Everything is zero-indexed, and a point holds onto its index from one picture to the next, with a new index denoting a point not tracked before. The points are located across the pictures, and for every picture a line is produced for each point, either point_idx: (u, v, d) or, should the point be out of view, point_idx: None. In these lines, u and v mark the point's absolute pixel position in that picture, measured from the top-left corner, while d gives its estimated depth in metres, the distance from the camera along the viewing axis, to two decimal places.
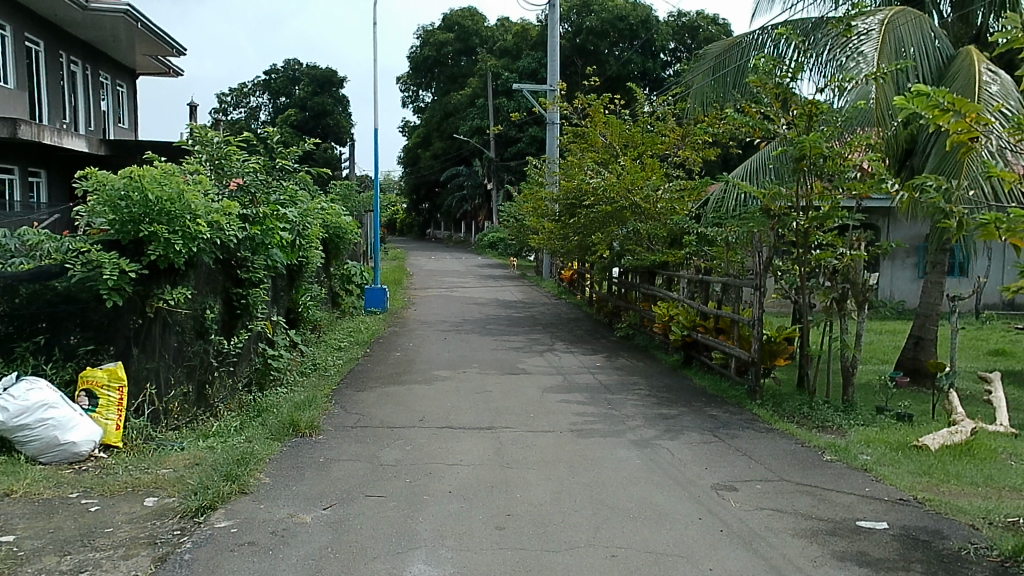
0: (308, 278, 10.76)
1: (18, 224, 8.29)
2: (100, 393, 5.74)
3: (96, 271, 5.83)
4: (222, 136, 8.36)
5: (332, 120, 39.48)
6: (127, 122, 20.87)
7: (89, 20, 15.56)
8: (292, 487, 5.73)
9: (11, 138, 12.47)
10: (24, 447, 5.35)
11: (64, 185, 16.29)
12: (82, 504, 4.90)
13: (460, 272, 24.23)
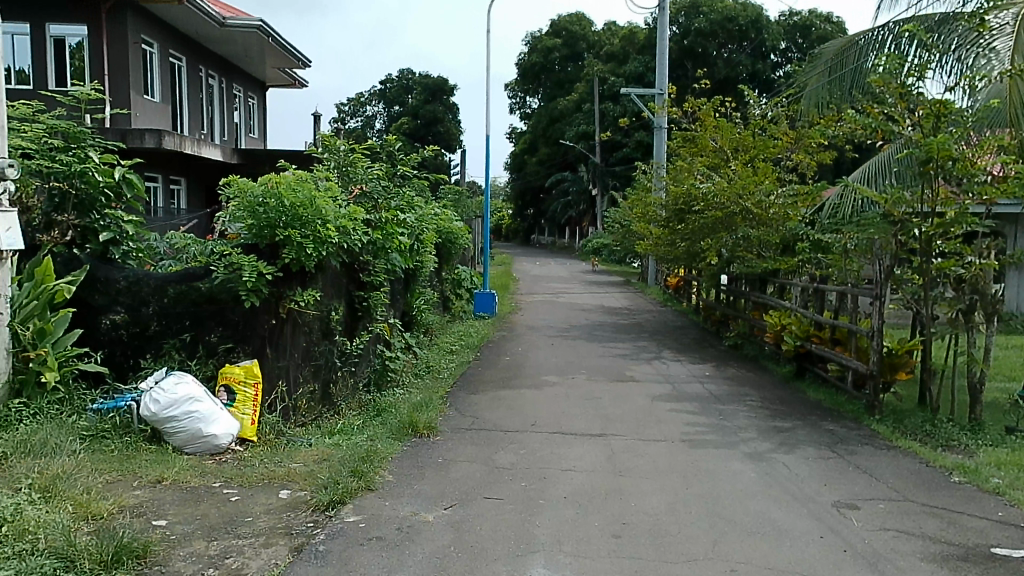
0: (422, 282, 10.98)
1: (165, 229, 8.89)
2: (238, 389, 6.04)
3: (236, 272, 6.13)
4: (348, 143, 8.70)
5: (443, 127, 40.42)
6: (257, 132, 22.00)
7: (225, 36, 16.51)
8: (414, 486, 5.87)
9: (157, 148, 13.32)
10: (171, 437, 5.60)
11: (201, 191, 17.33)
12: (224, 493, 5.15)
13: (565, 279, 24.28)
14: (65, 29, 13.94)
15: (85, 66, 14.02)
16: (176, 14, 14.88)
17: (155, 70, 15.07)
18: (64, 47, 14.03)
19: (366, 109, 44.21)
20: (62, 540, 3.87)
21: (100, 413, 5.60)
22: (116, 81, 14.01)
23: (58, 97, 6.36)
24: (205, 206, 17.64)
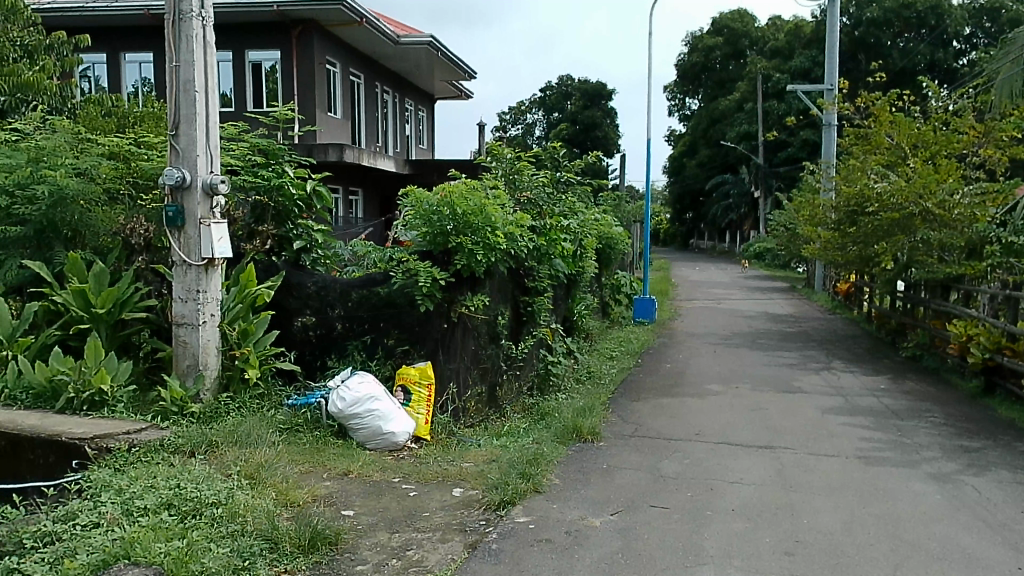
0: (583, 287, 11.04)
1: (348, 236, 9.47)
2: (413, 389, 6.34)
3: (413, 279, 6.43)
4: (515, 151, 8.83)
5: (600, 132, 40.42)
6: (426, 143, 23.00)
7: (399, 53, 17.36)
8: (581, 491, 5.92)
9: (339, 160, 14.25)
10: (355, 433, 5.94)
11: (376, 201, 18.28)
12: (404, 489, 5.41)
13: (727, 284, 23.55)
14: (261, 54, 15.32)
15: (277, 87, 15.30)
16: (355, 35, 15.86)
17: (337, 89, 16.14)
18: (260, 71, 15.42)
19: (527, 116, 45.07)
20: (266, 523, 4.10)
21: (294, 408, 6.04)
22: (304, 99, 15.15)
23: (259, 117, 6.95)
24: (379, 215, 18.61)
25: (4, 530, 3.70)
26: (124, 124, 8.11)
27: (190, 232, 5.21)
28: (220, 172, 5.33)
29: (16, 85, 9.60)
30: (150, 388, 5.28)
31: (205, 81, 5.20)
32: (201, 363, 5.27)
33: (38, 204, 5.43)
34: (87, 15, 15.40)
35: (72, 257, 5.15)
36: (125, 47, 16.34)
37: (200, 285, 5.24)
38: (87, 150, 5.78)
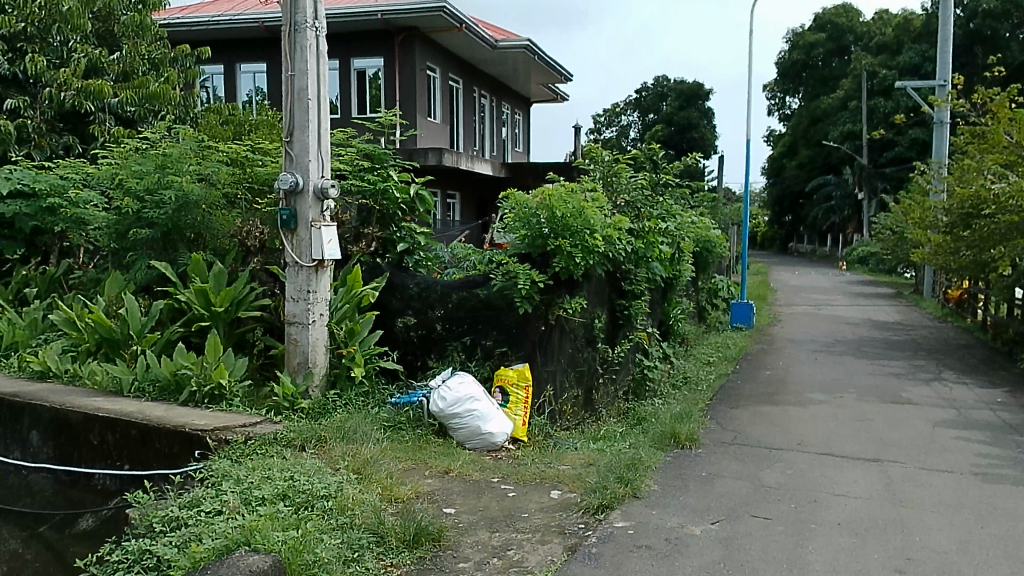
0: (679, 291, 10.89)
1: (449, 239, 9.64)
2: (511, 391, 6.39)
3: (512, 281, 6.49)
4: (613, 153, 8.80)
5: (696, 133, 39.73)
6: (522, 146, 23.17)
7: (496, 57, 17.56)
8: (680, 498, 5.83)
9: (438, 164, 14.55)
10: (455, 432, 6.03)
11: (473, 204, 18.51)
12: (503, 489, 5.44)
13: (828, 290, 22.70)
14: (366, 62, 15.77)
15: (380, 94, 15.77)
16: (455, 41, 16.14)
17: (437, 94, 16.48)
18: (364, 78, 15.90)
19: (622, 118, 45.03)
20: (373, 518, 4.23)
21: (397, 407, 6.17)
22: (406, 105, 15.53)
23: (366, 123, 7.17)
24: (476, 218, 18.84)
25: (137, 513, 3.92)
26: (243, 131, 8.53)
27: (302, 235, 5.43)
28: (331, 177, 5.52)
29: (145, 97, 10.19)
30: (263, 383, 5.51)
31: (317, 89, 5.39)
32: (311, 361, 5.48)
33: (164, 207, 5.82)
34: (207, 29, 16.25)
35: (194, 258, 5.47)
36: (242, 58, 17.14)
37: (311, 285, 5.45)
38: (208, 155, 6.06)
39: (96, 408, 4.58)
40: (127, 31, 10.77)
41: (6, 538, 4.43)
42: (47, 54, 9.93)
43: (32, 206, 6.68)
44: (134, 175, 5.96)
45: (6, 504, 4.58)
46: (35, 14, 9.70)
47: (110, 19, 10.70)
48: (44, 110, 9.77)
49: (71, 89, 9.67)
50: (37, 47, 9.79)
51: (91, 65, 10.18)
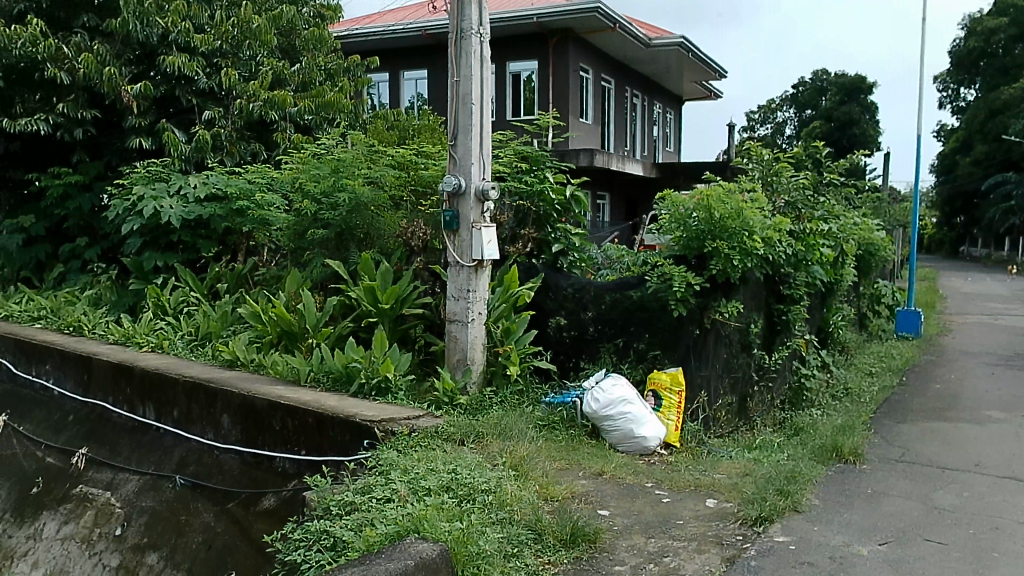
0: (840, 297, 10.33)
1: (602, 239, 9.60)
2: (664, 395, 6.30)
3: (667, 283, 6.39)
4: (773, 152, 8.47)
5: (858, 129, 37.46)
6: (672, 146, 22.79)
7: (648, 56, 17.34)
8: (845, 515, 5.52)
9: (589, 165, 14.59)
10: (608, 434, 5.99)
11: (622, 205, 18.37)
12: (657, 494, 5.32)
13: (1008, 299, 20.73)
14: (520, 65, 16.04)
15: (534, 97, 15.98)
16: (607, 40, 16.09)
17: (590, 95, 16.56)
18: (519, 81, 16.17)
19: (777, 114, 43.75)
20: (531, 514, 4.28)
21: (550, 406, 6.20)
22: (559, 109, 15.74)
23: (525, 126, 7.31)
24: (625, 219, 18.69)
25: (315, 495, 4.17)
26: (406, 136, 8.95)
27: (463, 236, 5.59)
28: (491, 179, 5.66)
29: (322, 106, 9.72)
30: (424, 377, 5.71)
31: (480, 93, 5.54)
32: (469, 359, 5.62)
33: (338, 209, 6.19)
34: (374, 39, 17.11)
35: (364, 258, 5.82)
36: (405, 66, 17.91)
37: (471, 285, 5.59)
38: (377, 160, 6.39)
39: (278, 396, 4.90)
40: (307, 45, 10.36)
41: (203, 511, 4.74)
42: (238, 68, 9.47)
43: (225, 208, 7.34)
44: (312, 179, 6.37)
45: (200, 479, 4.94)
46: (230, 31, 9.29)
47: (291, 34, 10.28)
48: (235, 119, 9.19)
49: (259, 100, 9.14)
50: (230, 63, 9.33)
51: (275, 77, 9.68)
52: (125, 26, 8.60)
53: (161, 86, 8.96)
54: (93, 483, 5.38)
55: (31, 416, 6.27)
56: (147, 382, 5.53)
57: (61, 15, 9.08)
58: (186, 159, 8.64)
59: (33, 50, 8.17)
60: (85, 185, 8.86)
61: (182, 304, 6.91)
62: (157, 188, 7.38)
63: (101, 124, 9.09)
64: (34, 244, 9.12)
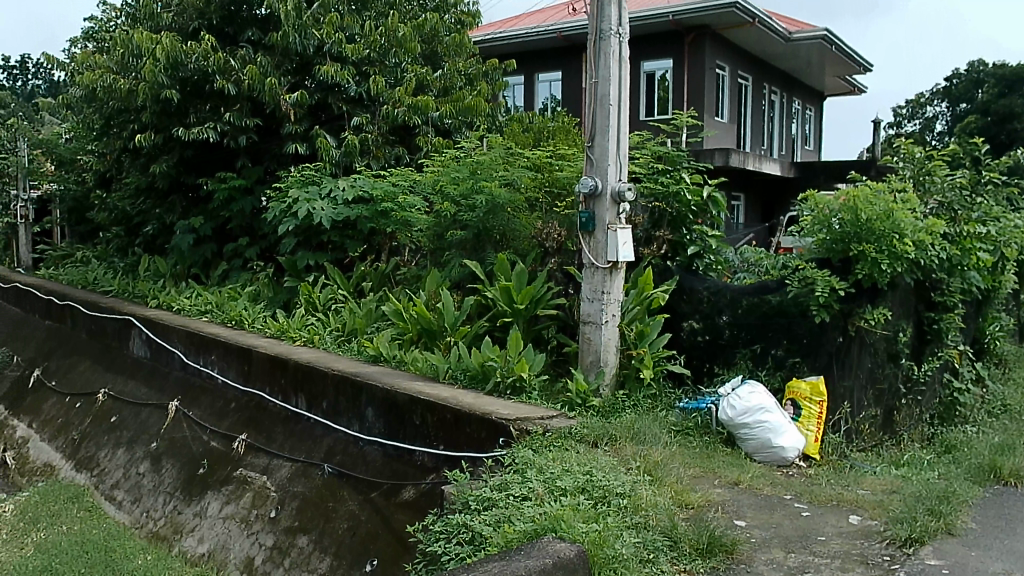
0: (999, 305, 9.58)
1: (740, 241, 9.38)
2: (803, 404, 6.06)
3: (809, 288, 6.16)
4: (927, 150, 7.97)
5: (1018, 124, 33.76)
6: (812, 145, 21.87)
7: (789, 50, 16.68)
8: (1005, 541, 5.06)
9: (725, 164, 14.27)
10: (743, 442, 5.80)
11: (758, 206, 17.84)
12: (796, 507, 5.09)
13: None
14: (655, 63, 15.82)
15: (668, 96, 15.79)
16: (746, 36, 15.64)
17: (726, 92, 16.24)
18: (653, 80, 15.98)
19: (927, 109, 41.26)
20: (666, 520, 4.17)
21: (685, 411, 6.09)
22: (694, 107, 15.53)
23: (663, 126, 7.24)
24: (761, 221, 18.13)
25: (455, 490, 4.27)
26: (540, 138, 9.06)
27: (599, 237, 5.58)
28: (628, 180, 5.63)
29: (462, 110, 9.97)
30: (558, 378, 5.73)
31: (619, 94, 5.53)
32: (602, 361, 5.60)
33: (477, 211, 6.37)
34: (510, 43, 17.40)
35: (501, 259, 5.95)
36: (541, 68, 18.09)
37: (605, 286, 5.58)
38: (513, 162, 6.56)
39: (419, 391, 5.03)
40: (449, 51, 10.60)
41: (348, 499, 4.98)
42: (385, 75, 9.83)
43: (371, 210, 7.68)
44: (453, 181, 6.65)
45: (346, 469, 5.18)
46: (378, 39, 9.67)
47: (434, 40, 10.56)
48: (381, 125, 9.58)
49: (403, 105, 9.43)
50: (378, 70, 9.72)
51: (418, 83, 10.04)
52: (286, 39, 9.14)
53: (315, 94, 9.42)
54: (251, 467, 5.80)
55: (199, 403, 6.80)
56: (300, 374, 5.84)
57: (229, 30, 9.74)
58: (336, 162, 9.09)
59: (204, 64, 8.83)
60: (247, 189, 9.52)
61: (330, 301, 7.28)
62: (310, 191, 7.77)
63: (262, 132, 9.67)
64: (201, 243, 9.92)
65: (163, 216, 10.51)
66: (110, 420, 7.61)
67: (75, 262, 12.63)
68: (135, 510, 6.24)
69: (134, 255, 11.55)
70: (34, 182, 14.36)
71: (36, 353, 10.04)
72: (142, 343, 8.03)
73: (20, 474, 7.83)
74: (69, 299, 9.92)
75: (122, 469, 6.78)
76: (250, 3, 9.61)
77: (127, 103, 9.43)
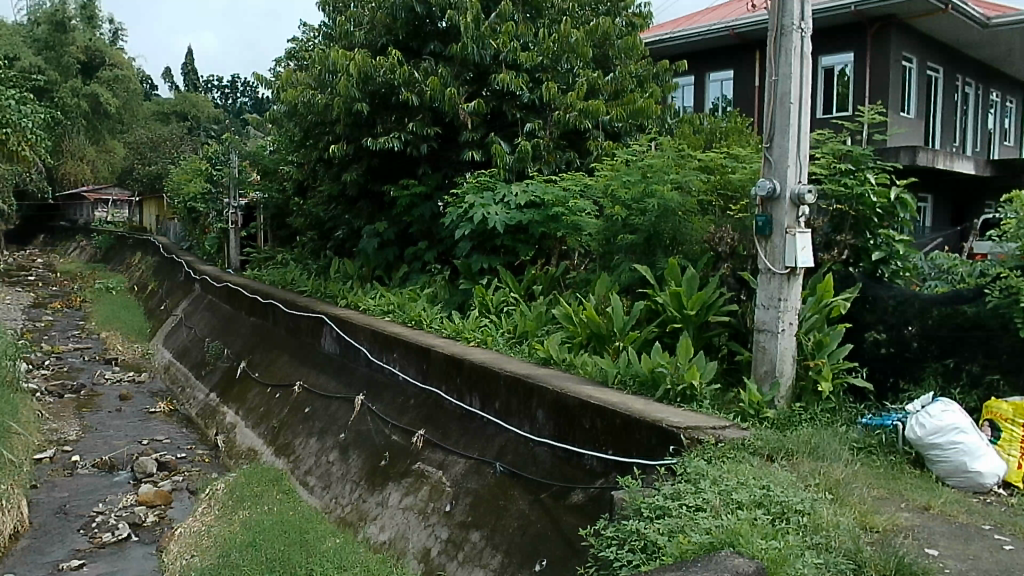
0: None
1: (934, 247, 8.77)
2: (1004, 426, 5.37)
3: (1014, 297, 5.56)
4: None
5: None
6: (1012, 140, 19.96)
7: (987, 37, 15.29)
8: None
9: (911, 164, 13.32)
10: (934, 465, 5.22)
11: (949, 208, 16.54)
12: (997, 539, 4.41)
13: None
14: (833, 58, 15.00)
15: (848, 92, 14.93)
16: (938, 24, 14.52)
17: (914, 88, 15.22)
18: (831, 76, 15.15)
19: None
20: (850, 543, 3.70)
21: (867, 428, 5.64)
22: (877, 102, 14.62)
23: (848, 124, 6.87)
24: (952, 224, 16.80)
25: (626, 496, 4.24)
26: (714, 140, 8.84)
27: (776, 242, 5.36)
28: (809, 182, 5.37)
29: (632, 113, 9.93)
30: (730, 387, 5.55)
31: (801, 93, 5.29)
32: (778, 371, 5.35)
33: (647, 215, 6.33)
34: (681, 43, 17.10)
35: (671, 263, 5.87)
36: (711, 67, 17.66)
37: (782, 293, 5.34)
38: (685, 164, 6.49)
39: (589, 395, 5.01)
40: (620, 54, 10.58)
41: (519, 499, 5.12)
42: (557, 80, 9.98)
43: (542, 215, 7.81)
44: (623, 185, 6.65)
45: (516, 468, 5.31)
46: (552, 46, 9.83)
47: (606, 44, 10.58)
48: (553, 130, 9.72)
49: (575, 109, 9.52)
50: (551, 76, 9.87)
51: (589, 87, 10.08)
52: (465, 50, 9.49)
53: (491, 102, 9.69)
54: (428, 462, 6.08)
55: (382, 398, 7.21)
56: (474, 373, 6.02)
57: (413, 44, 10.22)
58: (510, 168, 9.31)
59: (391, 77, 9.32)
60: (427, 195, 9.97)
61: (502, 304, 7.47)
62: (485, 196, 7.99)
63: (441, 140, 10.05)
64: (385, 247, 10.55)
65: (352, 221, 11.25)
66: (304, 410, 8.23)
67: (276, 264, 13.80)
68: (326, 496, 6.75)
69: (325, 257, 12.44)
70: (242, 190, 15.84)
71: (243, 346, 11.04)
72: (332, 340, 8.60)
73: (229, 456, 8.74)
74: (271, 297, 10.84)
75: (315, 457, 7.34)
76: (432, 17, 9.99)
77: (323, 116, 10.16)
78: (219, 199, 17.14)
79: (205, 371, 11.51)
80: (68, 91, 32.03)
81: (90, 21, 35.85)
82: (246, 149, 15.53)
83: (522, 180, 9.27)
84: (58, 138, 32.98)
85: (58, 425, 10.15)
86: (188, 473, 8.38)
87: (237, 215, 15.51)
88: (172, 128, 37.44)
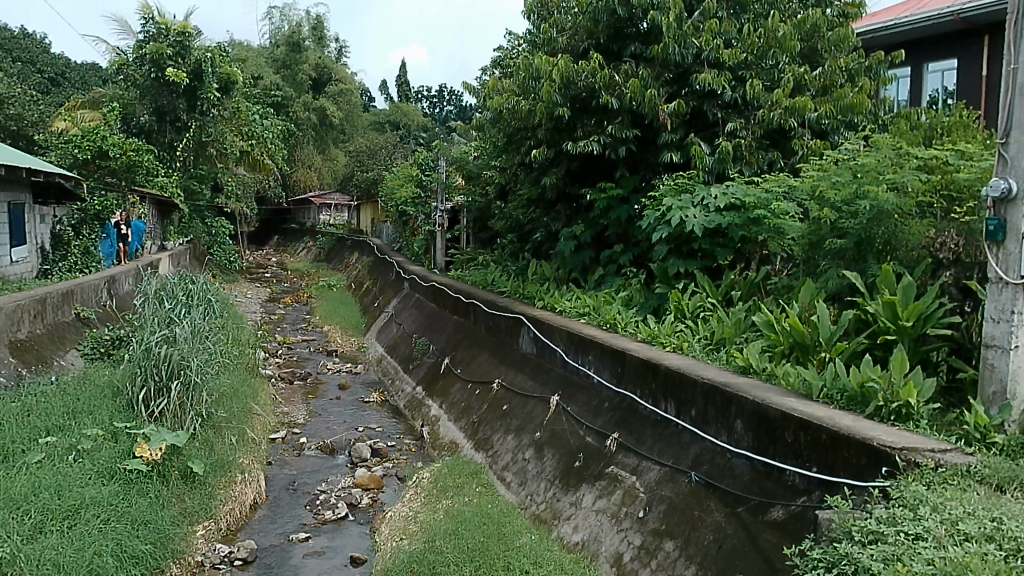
0: None
1: None
2: None
3: None
4: None
5: None
6: None
7: None
8: None
9: None
10: None
11: None
12: None
13: None
14: None
15: None
16: None
17: None
18: None
19: None
20: None
21: None
22: None
23: None
24: None
25: (835, 517, 4.01)
26: (938, 136, 8.13)
27: (1010, 247, 4.84)
28: None
29: (843, 109, 9.31)
30: (951, 408, 5.08)
31: None
32: (1010, 392, 4.79)
33: (859, 218, 5.95)
34: (898, 32, 15.96)
35: (885, 270, 5.49)
36: (931, 57, 16.29)
37: (1016, 304, 4.78)
38: (903, 163, 6.06)
39: (793, 408, 4.76)
40: (830, 47, 10.00)
41: (716, 510, 5.00)
42: (761, 77, 9.62)
43: (743, 218, 7.59)
44: (833, 186, 6.31)
45: (714, 480, 5.17)
46: (756, 41, 9.47)
47: (814, 36, 10.04)
48: (755, 129, 9.38)
49: (780, 107, 9.12)
50: (755, 73, 9.52)
51: (795, 83, 9.61)
52: (666, 49, 9.36)
53: (691, 102, 9.52)
54: (622, 466, 6.10)
55: (577, 399, 7.30)
56: (671, 379, 5.92)
57: (614, 46, 10.24)
58: (709, 169, 9.10)
59: (593, 81, 9.40)
60: (624, 198, 9.99)
61: (699, 309, 7.33)
62: (683, 199, 7.86)
63: (640, 142, 9.99)
64: (582, 249, 10.75)
65: (551, 224, 11.51)
66: (501, 407, 8.53)
67: (477, 265, 14.45)
68: (522, 492, 6.99)
69: (525, 259, 12.82)
70: (449, 195, 16.66)
71: (446, 343, 11.61)
72: (529, 340, 8.82)
73: (432, 447, 9.22)
74: (473, 297, 11.29)
75: (512, 453, 7.60)
76: (634, 19, 9.96)
77: (526, 122, 10.44)
78: (427, 203, 18.10)
79: (413, 365, 12.21)
80: (301, 106, 35.55)
81: (320, 41, 39.22)
82: (453, 155, 16.32)
83: (722, 181, 9.02)
84: (292, 147, 36.46)
85: (289, 408, 11.20)
86: (397, 460, 8.95)
87: (444, 218, 16.39)
88: (386, 135, 40.12)
